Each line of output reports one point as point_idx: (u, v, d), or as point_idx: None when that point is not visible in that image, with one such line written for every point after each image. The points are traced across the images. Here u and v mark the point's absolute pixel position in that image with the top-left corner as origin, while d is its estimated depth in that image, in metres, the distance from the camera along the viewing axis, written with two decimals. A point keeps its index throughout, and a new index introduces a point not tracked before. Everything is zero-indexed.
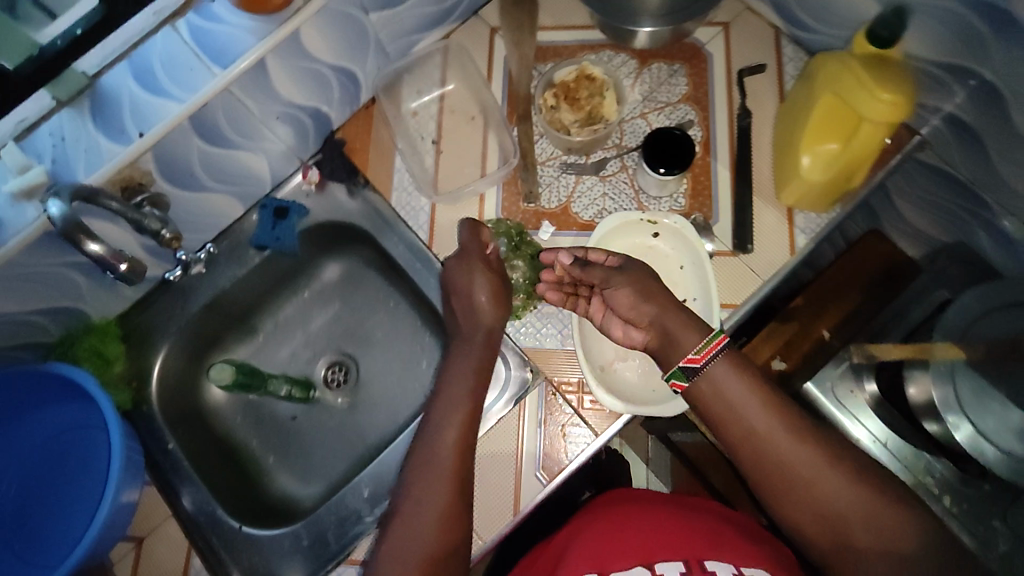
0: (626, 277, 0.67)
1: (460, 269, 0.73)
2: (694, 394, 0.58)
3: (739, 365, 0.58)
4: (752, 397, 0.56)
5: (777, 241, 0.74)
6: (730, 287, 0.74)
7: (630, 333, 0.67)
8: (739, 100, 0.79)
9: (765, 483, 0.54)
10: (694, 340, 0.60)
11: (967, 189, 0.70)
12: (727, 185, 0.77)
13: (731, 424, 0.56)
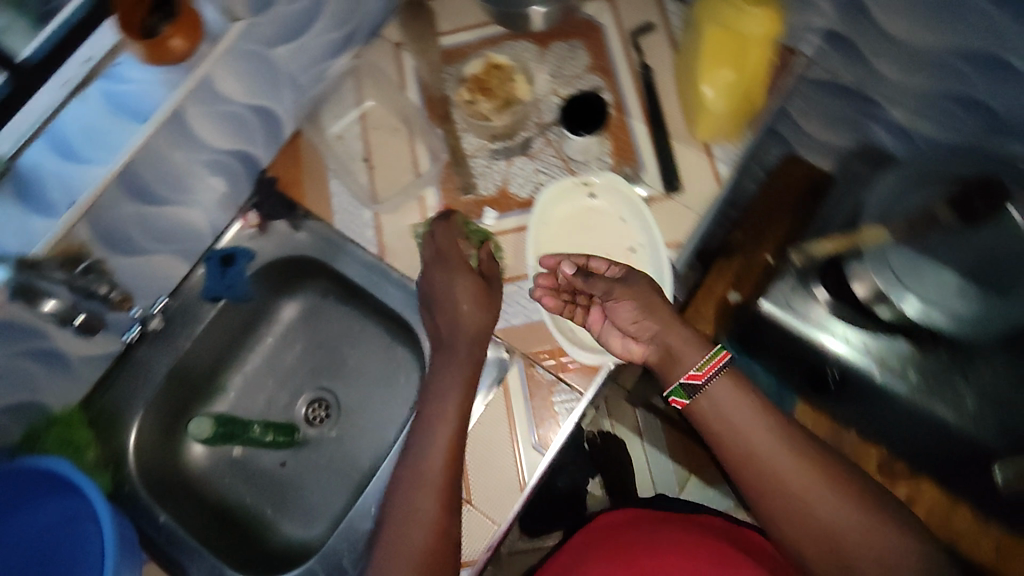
0: (631, 289, 0.63)
1: (442, 277, 0.68)
2: (696, 411, 0.60)
3: (737, 381, 0.59)
4: (754, 413, 0.58)
5: (702, 174, 0.74)
6: (669, 228, 0.73)
7: (629, 348, 0.65)
8: (639, 60, 0.79)
9: (763, 497, 0.57)
10: (694, 357, 0.60)
11: (850, 98, 0.80)
12: (650, 138, 0.76)
13: (735, 445, 0.57)
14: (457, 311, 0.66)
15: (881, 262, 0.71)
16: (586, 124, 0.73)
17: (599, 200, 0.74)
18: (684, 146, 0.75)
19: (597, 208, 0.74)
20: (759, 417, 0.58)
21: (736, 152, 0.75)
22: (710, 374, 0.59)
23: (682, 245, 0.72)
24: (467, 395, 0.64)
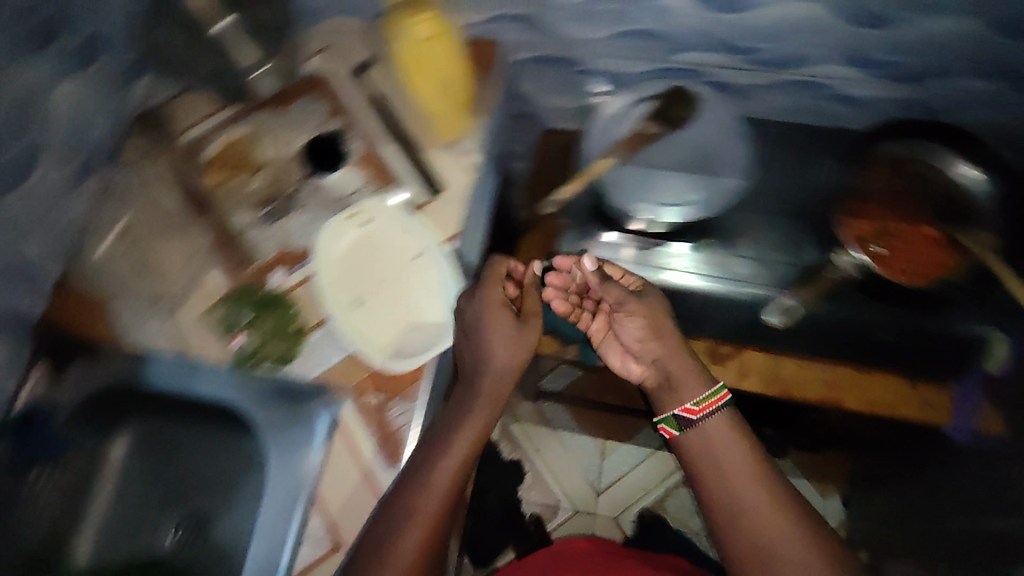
0: (642, 310, 0.76)
1: (478, 305, 0.70)
2: (686, 442, 0.69)
3: (735, 421, 0.68)
4: (748, 471, 0.64)
5: (456, 168, 0.80)
6: (445, 223, 0.77)
7: (626, 363, 0.81)
8: (367, 92, 0.84)
9: (739, 549, 0.61)
10: (698, 392, 0.70)
11: (560, 64, 0.91)
12: (401, 154, 0.81)
13: (706, 471, 0.66)
14: (490, 343, 0.68)
15: (619, 186, 0.83)
16: (333, 162, 0.78)
17: (376, 223, 0.76)
18: (432, 150, 0.81)
19: (376, 230, 0.76)
20: (747, 470, 0.64)
21: (478, 139, 0.81)
22: (708, 411, 0.68)
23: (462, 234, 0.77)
24: (462, 462, 0.63)
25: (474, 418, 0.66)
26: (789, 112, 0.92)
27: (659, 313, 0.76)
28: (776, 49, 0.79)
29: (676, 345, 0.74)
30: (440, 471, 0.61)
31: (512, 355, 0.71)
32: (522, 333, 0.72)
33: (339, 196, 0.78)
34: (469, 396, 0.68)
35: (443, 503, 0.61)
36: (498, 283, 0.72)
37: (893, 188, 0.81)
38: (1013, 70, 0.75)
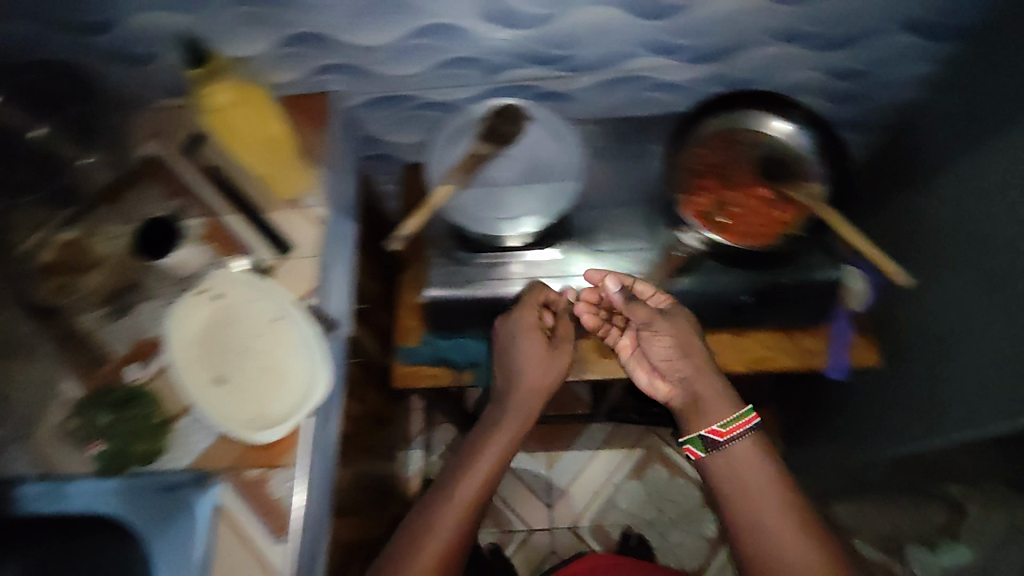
0: (670, 329, 0.82)
1: (515, 328, 0.84)
2: (710, 460, 0.78)
3: (757, 443, 0.77)
4: (768, 487, 0.73)
5: (301, 225, 0.80)
6: (298, 281, 0.78)
7: (654, 381, 0.87)
8: (203, 167, 0.84)
9: (745, 540, 0.72)
10: (726, 412, 0.78)
11: (394, 103, 0.92)
12: (244, 221, 0.81)
13: (745, 509, 0.73)
14: (525, 363, 0.83)
15: (461, 209, 0.80)
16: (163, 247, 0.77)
17: (226, 298, 0.75)
18: (275, 211, 0.82)
19: (226, 305, 0.75)
20: (765, 477, 0.74)
21: (319, 192, 0.82)
22: (735, 433, 0.77)
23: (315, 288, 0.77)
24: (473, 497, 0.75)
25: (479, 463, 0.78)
26: (624, 107, 0.96)
27: (683, 330, 0.81)
28: (588, 53, 0.83)
29: (703, 366, 0.81)
30: (469, 481, 0.76)
31: (546, 374, 0.85)
32: (553, 357, 0.85)
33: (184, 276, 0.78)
34: (500, 412, 0.84)
35: (454, 545, 0.72)
36: (536, 309, 0.84)
37: (722, 162, 0.87)
38: (799, 33, 0.80)
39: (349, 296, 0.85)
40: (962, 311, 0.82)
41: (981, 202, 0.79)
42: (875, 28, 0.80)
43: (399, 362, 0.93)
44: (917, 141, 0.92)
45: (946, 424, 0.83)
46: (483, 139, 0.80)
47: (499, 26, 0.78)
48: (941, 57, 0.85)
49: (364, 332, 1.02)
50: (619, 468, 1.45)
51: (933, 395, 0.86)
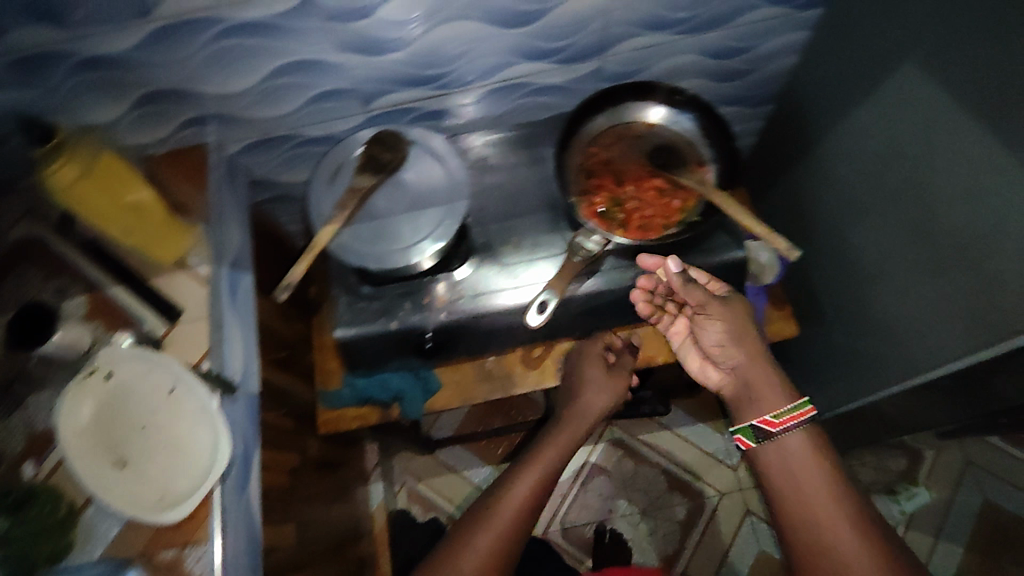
0: (723, 314, 0.78)
1: (581, 360, 0.86)
2: (760, 451, 0.72)
3: (814, 436, 0.70)
4: (828, 483, 0.66)
5: (189, 288, 0.79)
6: (191, 347, 0.76)
7: (706, 371, 0.84)
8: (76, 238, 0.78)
9: (799, 541, 0.65)
10: (777, 405, 0.72)
11: (277, 144, 0.90)
12: (128, 292, 0.78)
13: (788, 497, 0.67)
14: (580, 386, 0.84)
15: (351, 250, 0.76)
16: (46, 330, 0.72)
17: (116, 377, 0.71)
18: (162, 276, 0.80)
19: (116, 385, 0.71)
20: (818, 468, 0.68)
21: (205, 251, 0.80)
22: (789, 424, 0.71)
23: (209, 352, 0.75)
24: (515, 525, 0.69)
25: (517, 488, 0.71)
26: (515, 114, 0.94)
27: (736, 318, 0.78)
28: (460, 69, 0.81)
29: (757, 354, 0.77)
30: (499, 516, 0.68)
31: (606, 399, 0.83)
32: (613, 380, 0.85)
33: (75, 357, 0.74)
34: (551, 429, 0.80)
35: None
36: (597, 348, 0.87)
37: (614, 158, 0.86)
38: (666, 22, 0.79)
39: (253, 351, 0.83)
40: (883, 262, 0.80)
41: (872, 153, 0.78)
42: (739, 7, 0.80)
43: (322, 407, 0.91)
44: (807, 107, 0.92)
45: (894, 375, 0.83)
46: (361, 171, 0.78)
47: (357, 55, 0.75)
48: (812, 23, 0.85)
49: (289, 378, 1.00)
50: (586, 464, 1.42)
51: (884, 349, 0.83)
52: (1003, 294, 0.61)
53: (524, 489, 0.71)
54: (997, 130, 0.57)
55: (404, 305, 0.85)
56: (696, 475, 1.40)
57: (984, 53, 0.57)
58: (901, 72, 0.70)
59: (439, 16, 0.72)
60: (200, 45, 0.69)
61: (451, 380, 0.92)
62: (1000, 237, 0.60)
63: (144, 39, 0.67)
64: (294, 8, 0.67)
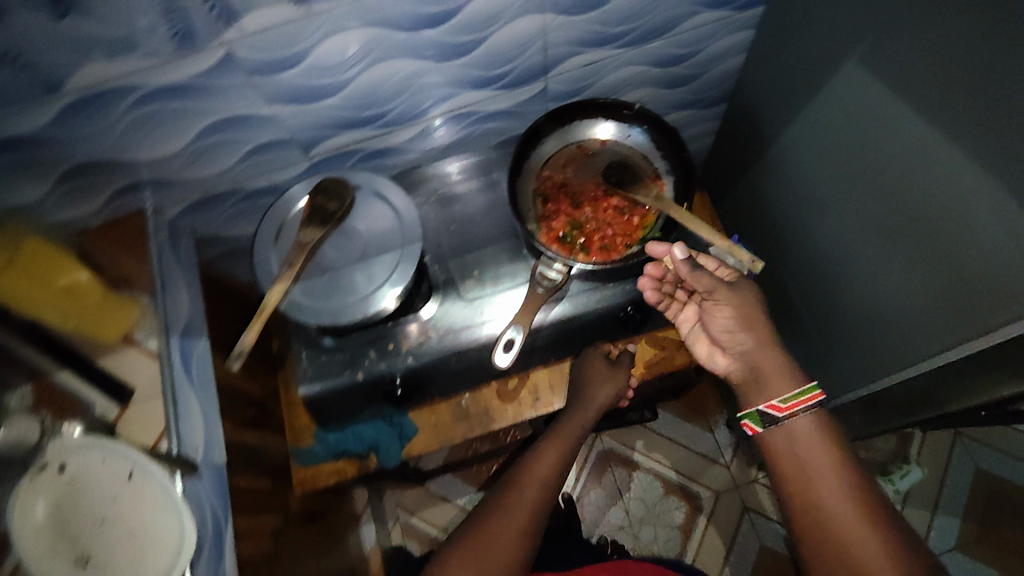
0: (734, 302, 0.71)
1: (582, 361, 0.86)
2: (768, 438, 0.68)
3: (822, 421, 0.66)
4: (837, 472, 0.63)
5: (140, 364, 0.74)
6: (148, 428, 0.71)
7: (715, 355, 0.78)
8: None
9: (812, 536, 0.62)
10: (783, 389, 0.68)
11: (219, 200, 0.86)
12: (72, 374, 0.69)
13: (798, 486, 0.64)
14: (586, 380, 0.83)
15: (304, 308, 0.73)
16: None
17: (72, 466, 0.60)
18: (109, 354, 0.74)
19: (72, 477, 0.60)
20: (829, 455, 0.64)
21: (152, 324, 0.76)
22: (796, 409, 0.66)
23: (167, 431, 0.71)
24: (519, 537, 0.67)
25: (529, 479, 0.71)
26: (464, 142, 0.92)
27: (748, 303, 0.70)
28: (402, 105, 0.78)
29: (767, 341, 0.70)
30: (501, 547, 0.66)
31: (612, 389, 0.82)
32: (615, 370, 0.84)
33: (23, 455, 0.61)
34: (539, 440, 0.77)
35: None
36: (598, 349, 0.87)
37: (569, 180, 0.83)
38: (607, 37, 0.77)
39: (214, 421, 0.80)
40: (848, 249, 0.78)
41: (829, 146, 0.76)
42: (680, 15, 0.78)
43: (297, 465, 0.88)
44: (758, 106, 0.90)
45: (865, 373, 0.80)
46: (307, 224, 0.75)
47: (291, 104, 0.72)
48: (754, 23, 0.84)
49: (260, 436, 0.96)
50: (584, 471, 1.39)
51: (853, 335, 0.82)
52: (969, 283, 0.58)
53: (535, 487, 0.71)
54: (948, 124, 0.56)
55: (369, 354, 0.82)
56: (691, 478, 1.37)
57: (930, 47, 0.56)
58: (847, 69, 0.68)
59: (373, 57, 0.69)
60: (122, 112, 0.65)
61: (427, 424, 0.89)
62: (962, 222, 0.57)
63: (59, 114, 0.63)
64: (216, 66, 0.63)
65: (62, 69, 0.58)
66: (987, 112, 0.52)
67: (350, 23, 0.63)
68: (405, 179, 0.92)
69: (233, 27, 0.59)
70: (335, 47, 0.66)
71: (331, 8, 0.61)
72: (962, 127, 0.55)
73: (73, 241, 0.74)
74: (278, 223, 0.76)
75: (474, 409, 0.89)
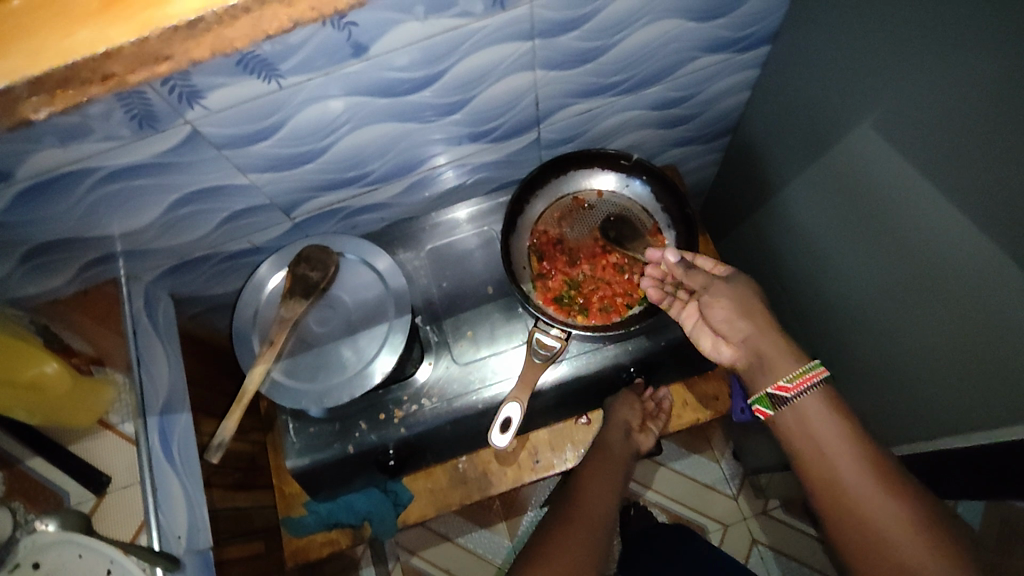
0: (729, 291, 0.69)
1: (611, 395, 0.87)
2: (781, 421, 0.61)
3: (832, 396, 0.59)
4: (856, 456, 0.56)
5: (118, 449, 0.70)
6: (128, 518, 0.67)
7: (720, 348, 0.70)
8: None
9: (836, 514, 0.56)
10: (789, 367, 0.62)
11: (198, 264, 0.82)
12: (48, 463, 0.68)
13: (817, 466, 0.58)
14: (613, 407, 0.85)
15: (288, 389, 0.70)
16: None
17: (46, 563, 0.59)
18: (87, 438, 0.70)
19: (47, 574, 0.58)
20: (842, 433, 0.57)
21: (127, 404, 0.72)
22: (802, 389, 0.60)
23: (145, 524, 0.65)
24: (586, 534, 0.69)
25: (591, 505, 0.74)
26: (456, 191, 0.87)
27: (751, 293, 0.68)
28: (388, 163, 0.74)
29: (766, 324, 0.65)
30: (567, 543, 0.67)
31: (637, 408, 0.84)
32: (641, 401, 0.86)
33: None
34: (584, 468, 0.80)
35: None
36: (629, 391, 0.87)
37: (565, 235, 0.81)
38: (602, 86, 0.74)
39: (198, 501, 0.75)
40: (858, 291, 0.74)
41: (839, 199, 0.72)
42: (679, 60, 0.74)
43: (288, 537, 0.83)
44: (765, 145, 0.86)
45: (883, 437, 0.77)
46: (290, 295, 0.71)
47: (267, 173, 0.67)
48: (758, 62, 0.80)
49: (251, 498, 0.90)
50: None
51: (867, 379, 0.77)
52: (995, 347, 0.55)
53: (591, 510, 0.73)
54: (963, 199, 0.54)
55: (360, 425, 0.77)
56: (696, 510, 1.33)
57: (954, 117, 0.53)
58: (859, 129, 0.65)
59: (357, 122, 0.64)
60: (83, 193, 0.61)
61: (423, 489, 0.86)
62: (980, 296, 0.55)
63: (14, 199, 0.58)
64: (183, 142, 0.58)
65: (12, 159, 0.53)
66: (1004, 193, 0.50)
67: (331, 92, 0.58)
68: (393, 230, 0.87)
69: (197, 107, 0.54)
70: (313, 115, 0.61)
71: (307, 80, 0.56)
72: (980, 204, 0.52)
73: (38, 322, 0.71)
74: (257, 300, 0.73)
75: (473, 472, 0.86)
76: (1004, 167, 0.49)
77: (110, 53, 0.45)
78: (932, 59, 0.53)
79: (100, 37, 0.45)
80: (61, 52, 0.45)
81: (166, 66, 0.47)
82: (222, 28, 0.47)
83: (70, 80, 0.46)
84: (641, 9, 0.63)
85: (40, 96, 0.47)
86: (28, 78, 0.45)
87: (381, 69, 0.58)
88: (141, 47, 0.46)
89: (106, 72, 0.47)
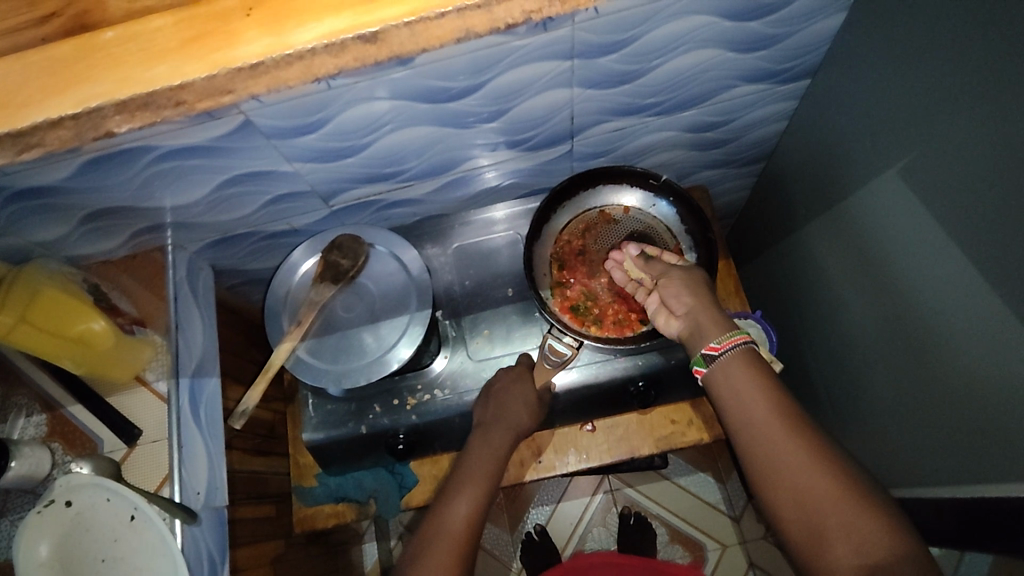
0: (682, 276, 0.71)
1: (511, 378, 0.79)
2: (714, 381, 0.62)
3: (755, 361, 0.62)
4: (781, 423, 0.57)
5: (149, 405, 0.75)
6: (152, 471, 0.72)
7: (669, 324, 0.71)
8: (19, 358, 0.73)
9: (764, 475, 0.57)
10: (716, 333, 0.64)
11: (240, 241, 0.86)
12: (88, 411, 0.73)
13: (741, 430, 0.59)
14: (507, 398, 0.77)
15: (311, 367, 0.75)
16: (11, 455, 0.65)
17: (78, 502, 0.63)
18: (124, 391, 0.76)
19: (79, 512, 0.62)
20: (763, 391, 0.59)
21: (162, 363, 0.77)
22: (732, 347, 0.62)
23: (169, 477, 0.71)
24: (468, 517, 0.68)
25: (455, 506, 0.69)
26: (487, 194, 0.90)
27: (700, 278, 0.70)
28: (424, 163, 0.77)
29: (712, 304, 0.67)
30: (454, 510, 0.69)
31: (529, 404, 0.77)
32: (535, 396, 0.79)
33: (32, 485, 0.67)
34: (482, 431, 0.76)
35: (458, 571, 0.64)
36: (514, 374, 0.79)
37: (588, 245, 0.83)
38: (637, 106, 0.76)
39: (220, 461, 0.79)
40: (862, 320, 0.76)
41: (858, 236, 0.73)
42: (717, 87, 0.75)
43: (298, 504, 0.88)
44: (796, 176, 0.87)
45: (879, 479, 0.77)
46: (320, 280, 0.76)
47: (310, 163, 0.71)
48: (798, 93, 0.80)
49: (266, 463, 0.95)
50: (602, 508, 1.36)
51: (869, 416, 0.78)
52: (1002, 411, 0.55)
53: (483, 484, 0.71)
54: (976, 258, 0.55)
55: (374, 407, 0.82)
56: (697, 528, 1.34)
57: (976, 179, 0.54)
58: (884, 176, 0.66)
59: (399, 123, 0.67)
60: (140, 168, 0.65)
61: (428, 474, 0.89)
62: (990, 369, 0.56)
63: (79, 169, 0.63)
64: (235, 129, 0.62)
65: None
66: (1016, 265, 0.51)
67: (377, 94, 0.62)
68: (425, 225, 0.90)
69: (252, 99, 0.58)
70: (359, 114, 0.64)
71: (354, 83, 0.59)
72: (991, 268, 0.53)
73: (90, 282, 0.76)
74: (290, 281, 0.78)
75: None
76: (1014, 240, 0.50)
77: (184, 85, 0.48)
78: (964, 114, 0.54)
79: (178, 72, 0.48)
80: (145, 81, 0.48)
81: (230, 98, 0.50)
82: (279, 70, 0.48)
83: (150, 103, 0.49)
84: (684, 36, 0.65)
85: (122, 114, 0.49)
86: (115, 100, 0.48)
87: (428, 76, 0.61)
88: (210, 81, 0.48)
89: (179, 99, 0.49)
